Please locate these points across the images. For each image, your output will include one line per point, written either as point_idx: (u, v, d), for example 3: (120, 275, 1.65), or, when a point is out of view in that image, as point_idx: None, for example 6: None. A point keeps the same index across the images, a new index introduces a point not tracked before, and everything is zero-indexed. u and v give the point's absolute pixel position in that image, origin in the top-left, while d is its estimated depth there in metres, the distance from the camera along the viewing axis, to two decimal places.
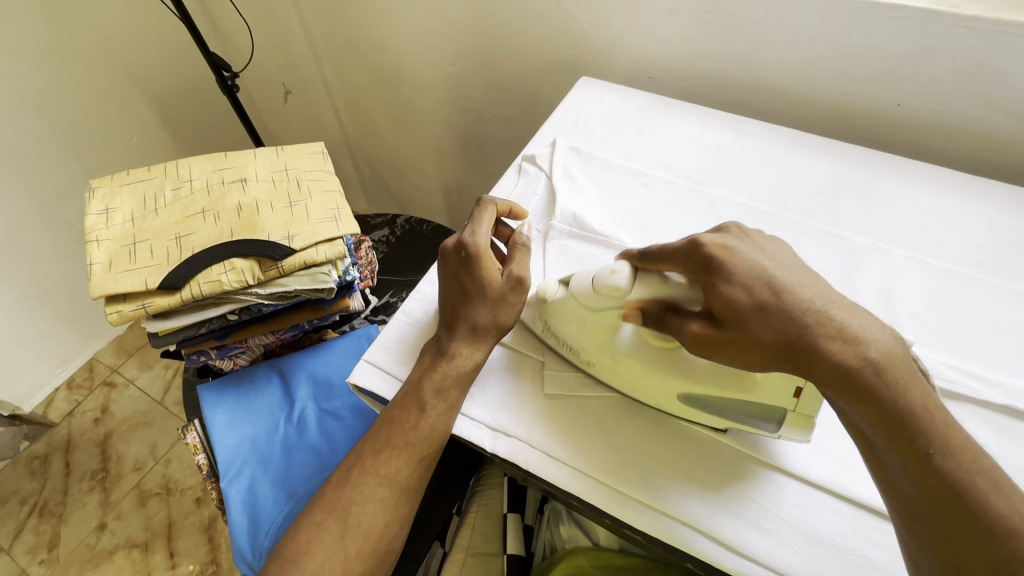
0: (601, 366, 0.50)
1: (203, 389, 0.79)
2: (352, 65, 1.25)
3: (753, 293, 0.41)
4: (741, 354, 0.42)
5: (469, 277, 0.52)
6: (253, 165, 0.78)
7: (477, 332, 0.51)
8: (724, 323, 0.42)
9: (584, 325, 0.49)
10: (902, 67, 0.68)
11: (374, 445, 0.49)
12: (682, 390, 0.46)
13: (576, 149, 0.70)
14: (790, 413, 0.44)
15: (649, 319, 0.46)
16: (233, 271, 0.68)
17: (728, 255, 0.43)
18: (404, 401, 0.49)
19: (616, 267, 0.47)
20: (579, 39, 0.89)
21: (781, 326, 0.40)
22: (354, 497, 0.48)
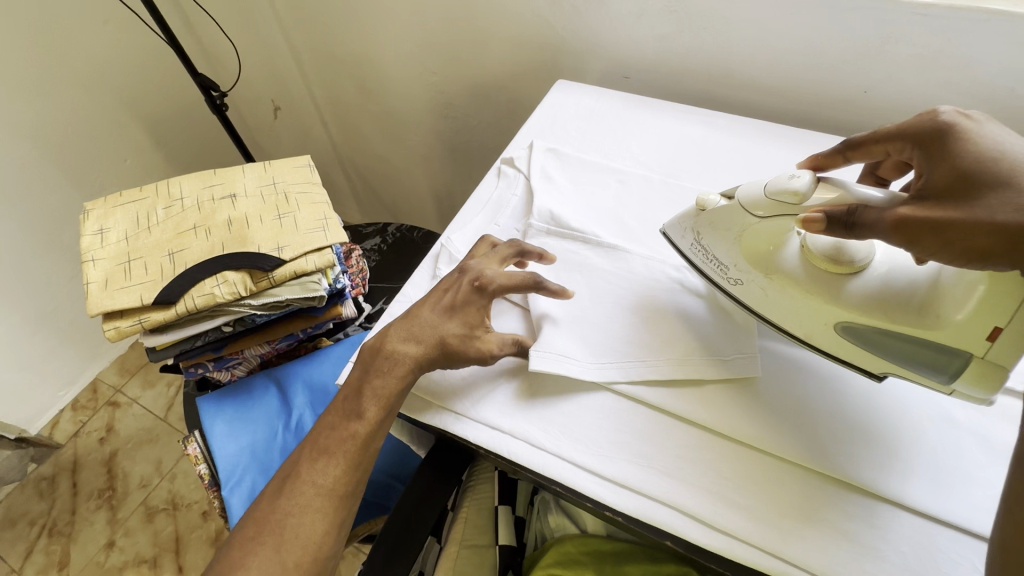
0: (751, 286, 0.51)
1: (202, 401, 0.81)
2: (338, 78, 1.28)
3: (990, 166, 0.39)
4: (957, 241, 0.37)
5: (465, 311, 0.52)
6: (242, 181, 0.80)
7: (429, 351, 0.51)
8: (934, 207, 0.39)
9: (752, 243, 0.51)
10: (864, 55, 0.70)
11: (312, 454, 0.51)
12: (842, 316, 0.46)
13: (552, 150, 0.72)
14: (975, 360, 0.41)
15: (832, 224, 0.43)
16: (225, 283, 0.70)
17: (965, 125, 0.44)
18: (343, 409, 0.52)
19: (799, 175, 0.47)
20: (554, 44, 0.92)
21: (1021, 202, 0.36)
22: (291, 508, 0.49)
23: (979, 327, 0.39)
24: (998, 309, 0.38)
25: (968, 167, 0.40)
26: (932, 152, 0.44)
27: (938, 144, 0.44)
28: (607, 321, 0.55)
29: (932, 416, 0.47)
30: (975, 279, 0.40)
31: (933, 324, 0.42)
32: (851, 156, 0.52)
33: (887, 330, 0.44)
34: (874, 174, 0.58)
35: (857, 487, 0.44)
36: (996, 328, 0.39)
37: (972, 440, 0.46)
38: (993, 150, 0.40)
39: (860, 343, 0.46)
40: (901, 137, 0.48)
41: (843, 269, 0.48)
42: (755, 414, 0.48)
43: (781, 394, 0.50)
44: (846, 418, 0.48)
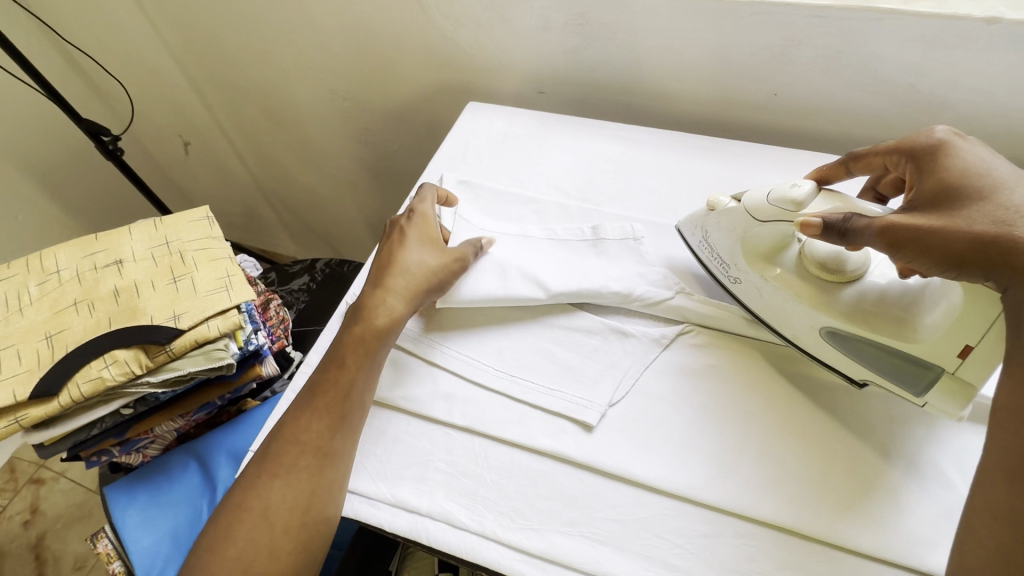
0: (749, 285, 0.51)
1: (111, 490, 0.74)
2: (246, 110, 1.20)
3: (975, 182, 0.40)
4: (937, 249, 0.38)
5: (417, 238, 0.56)
6: (129, 244, 0.72)
7: (403, 284, 0.52)
8: (918, 216, 0.40)
9: (752, 245, 0.50)
10: (770, 59, 0.69)
11: (299, 411, 0.47)
12: (827, 323, 0.47)
13: (464, 182, 0.67)
14: (946, 376, 0.42)
15: (829, 230, 0.42)
16: (115, 364, 0.63)
17: (964, 144, 0.44)
18: (330, 363, 0.49)
19: (800, 183, 0.46)
20: (464, 63, 0.88)
21: (998, 214, 0.37)
22: (281, 468, 0.45)
23: (951, 345, 0.41)
24: (971, 327, 0.40)
25: (953, 183, 0.41)
26: (925, 165, 0.45)
27: (929, 158, 0.45)
28: (525, 373, 0.51)
29: (859, 441, 0.46)
30: (956, 300, 0.41)
31: (909, 336, 0.43)
32: (853, 168, 0.52)
33: (865, 338, 0.45)
34: (875, 189, 0.55)
35: (790, 530, 0.43)
36: (968, 345, 0.40)
37: (898, 461, 0.45)
38: (981, 168, 0.41)
39: (839, 348, 0.47)
40: (896, 151, 0.48)
41: (833, 277, 0.48)
42: (684, 460, 0.46)
43: (712, 435, 0.47)
44: (774, 453, 0.46)
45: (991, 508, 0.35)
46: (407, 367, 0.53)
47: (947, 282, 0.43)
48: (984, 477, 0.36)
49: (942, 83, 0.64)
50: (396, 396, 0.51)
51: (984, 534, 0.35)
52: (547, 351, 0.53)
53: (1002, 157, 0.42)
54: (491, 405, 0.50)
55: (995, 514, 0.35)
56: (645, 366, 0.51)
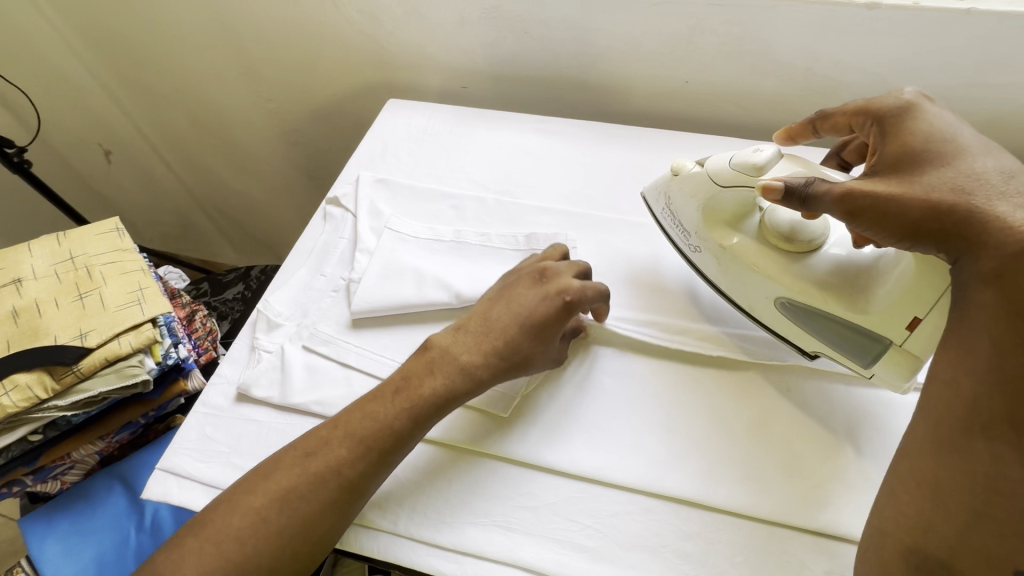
0: (708, 253, 0.52)
1: (27, 522, 0.70)
2: (169, 115, 1.14)
3: (938, 148, 0.41)
4: (896, 219, 0.39)
5: (539, 314, 0.47)
6: (29, 262, 0.68)
7: (493, 345, 0.47)
8: (878, 182, 0.41)
9: (714, 212, 0.51)
10: (677, 48, 0.71)
11: (345, 435, 0.43)
12: (782, 293, 0.48)
13: (381, 180, 0.66)
14: (893, 348, 0.43)
15: (790, 197, 0.44)
16: (15, 390, 0.59)
17: (931, 107, 0.44)
18: (396, 394, 0.45)
19: (762, 149, 0.47)
20: (385, 60, 0.86)
21: (956, 181, 0.38)
22: (302, 496, 0.41)
23: (900, 316, 0.42)
24: (920, 300, 0.41)
25: (917, 147, 0.41)
26: (889, 127, 0.45)
27: (896, 121, 0.44)
28: None
29: (757, 411, 0.49)
30: (908, 268, 0.43)
31: (862, 309, 0.44)
32: (820, 129, 0.52)
33: (818, 309, 0.46)
34: (838, 155, 0.58)
35: (693, 501, 0.44)
36: (915, 318, 0.42)
37: (794, 429, 0.47)
38: (944, 133, 0.42)
39: (795, 320, 0.48)
40: (862, 112, 0.47)
41: (794, 247, 0.48)
42: (593, 444, 0.47)
43: (621, 417, 0.48)
44: (680, 430, 0.48)
45: (916, 477, 0.38)
46: (321, 371, 0.52)
47: (901, 253, 0.44)
48: (912, 448, 0.39)
49: (835, 67, 0.68)
50: (309, 401, 0.50)
51: (909, 502, 0.38)
52: None
53: (964, 122, 0.43)
54: None
55: (919, 483, 0.38)
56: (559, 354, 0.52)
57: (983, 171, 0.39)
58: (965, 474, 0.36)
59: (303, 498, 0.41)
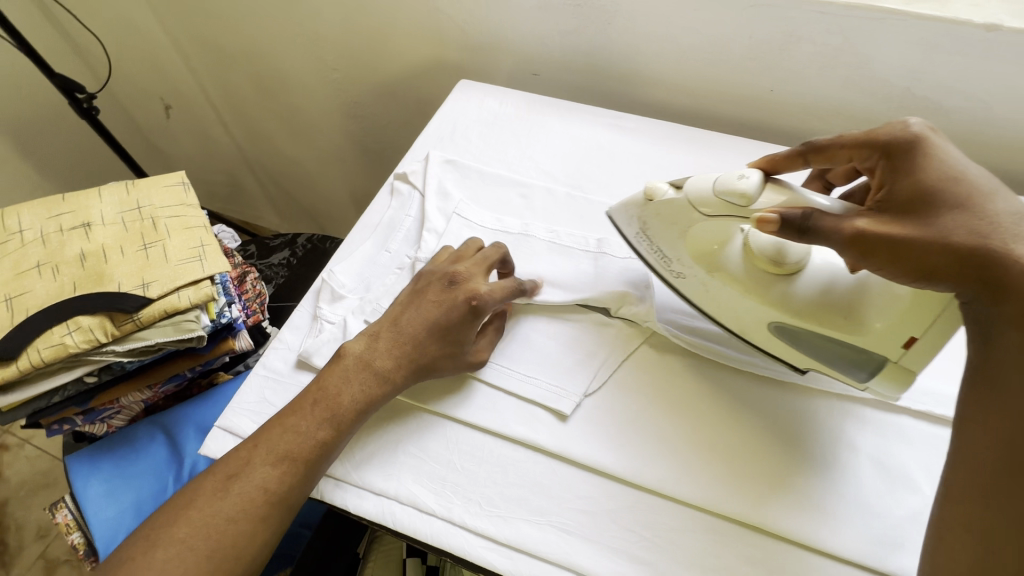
0: (693, 279, 0.50)
1: (72, 461, 0.71)
2: (231, 76, 1.15)
3: (953, 188, 0.38)
4: (908, 258, 0.37)
5: (456, 323, 0.47)
6: (97, 207, 0.69)
7: (407, 353, 0.46)
8: (888, 221, 0.38)
9: (695, 238, 0.48)
10: (769, 54, 0.68)
11: (266, 453, 0.43)
12: (773, 317, 0.46)
13: (450, 161, 0.65)
14: (889, 365, 0.42)
15: (786, 227, 0.40)
16: (78, 331, 0.60)
17: (938, 141, 0.41)
18: (312, 406, 0.44)
19: (749, 174, 0.43)
20: (458, 39, 0.85)
21: (970, 223, 0.36)
22: (228, 519, 0.41)
23: (897, 336, 0.40)
24: (915, 320, 0.40)
25: (929, 185, 0.38)
26: (896, 162, 0.41)
27: (906, 157, 0.41)
28: (505, 359, 0.50)
29: (832, 442, 0.46)
30: (900, 289, 0.41)
31: (855, 331, 0.42)
32: (812, 160, 0.47)
33: (811, 332, 0.44)
34: (821, 178, 0.56)
35: (756, 527, 0.43)
36: (911, 336, 0.40)
37: (869, 466, 0.45)
38: (956, 172, 0.39)
39: (785, 341, 0.46)
40: (864, 142, 0.44)
41: (776, 269, 0.46)
42: (654, 455, 0.45)
43: (685, 429, 0.47)
44: (746, 451, 0.46)
45: None
46: None
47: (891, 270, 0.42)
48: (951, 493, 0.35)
49: (937, 89, 0.64)
50: None
51: (955, 546, 0.34)
52: (527, 336, 0.52)
53: (969, 158, 0.41)
54: (469, 392, 0.49)
55: None
56: (623, 359, 0.51)
57: (1001, 212, 0.36)
58: (1002, 520, 0.32)
59: (228, 521, 0.41)
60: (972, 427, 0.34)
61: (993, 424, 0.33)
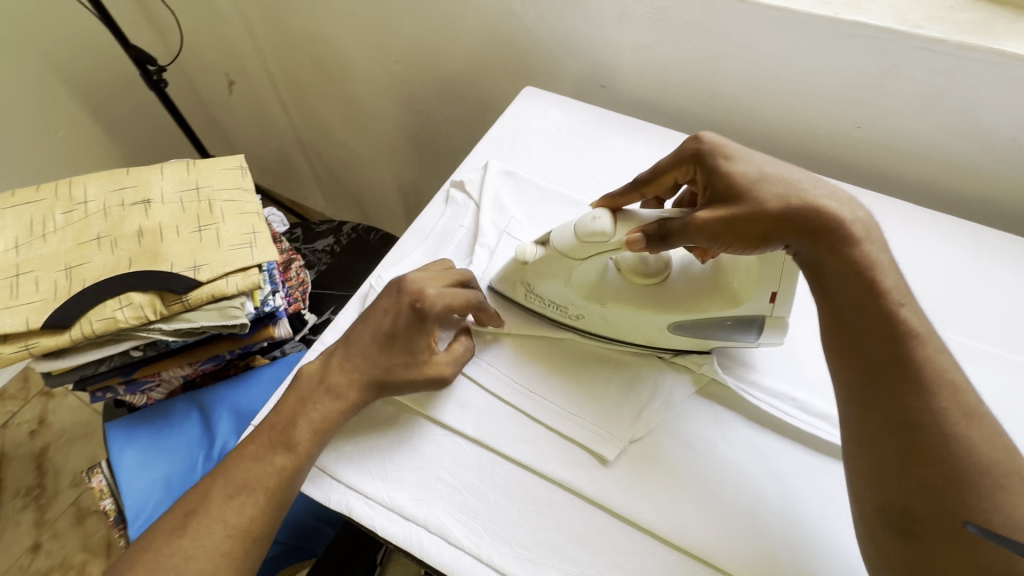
0: (593, 316, 0.50)
1: (112, 429, 0.73)
2: (294, 59, 1.16)
3: (746, 170, 0.45)
4: (745, 232, 0.42)
5: (405, 337, 0.47)
6: (159, 184, 0.70)
7: (360, 367, 0.47)
8: (722, 207, 0.43)
9: (579, 281, 0.49)
10: (863, 89, 0.63)
11: (228, 485, 0.44)
12: (671, 320, 0.47)
13: (509, 172, 0.63)
14: (768, 319, 0.47)
15: (652, 241, 0.43)
16: (129, 306, 0.61)
17: (724, 142, 0.48)
18: (270, 431, 0.45)
19: (599, 213, 0.45)
20: (527, 43, 0.82)
21: (780, 193, 0.43)
22: (189, 551, 0.41)
23: (764, 292, 0.45)
24: (771, 277, 0.45)
25: (731, 172, 0.45)
26: (708, 166, 0.47)
27: (710, 160, 0.47)
28: (551, 393, 0.48)
29: None
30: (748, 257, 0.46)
31: (734, 301, 0.46)
32: (645, 191, 0.52)
33: (704, 317, 0.47)
34: None
35: None
36: (772, 291, 0.45)
37: None
38: (746, 157, 0.46)
39: (688, 335, 0.48)
40: (683, 160, 0.49)
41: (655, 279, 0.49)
42: (700, 516, 0.43)
43: (735, 491, 0.44)
44: (802, 524, 0.42)
45: None
46: None
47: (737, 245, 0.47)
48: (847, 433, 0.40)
49: None
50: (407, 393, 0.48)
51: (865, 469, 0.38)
52: (574, 371, 0.50)
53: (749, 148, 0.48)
54: (509, 423, 0.47)
55: None
56: (673, 406, 0.48)
57: (790, 181, 0.44)
58: (884, 424, 0.38)
59: (194, 558, 0.41)
60: (839, 369, 0.41)
61: (856, 357, 0.40)
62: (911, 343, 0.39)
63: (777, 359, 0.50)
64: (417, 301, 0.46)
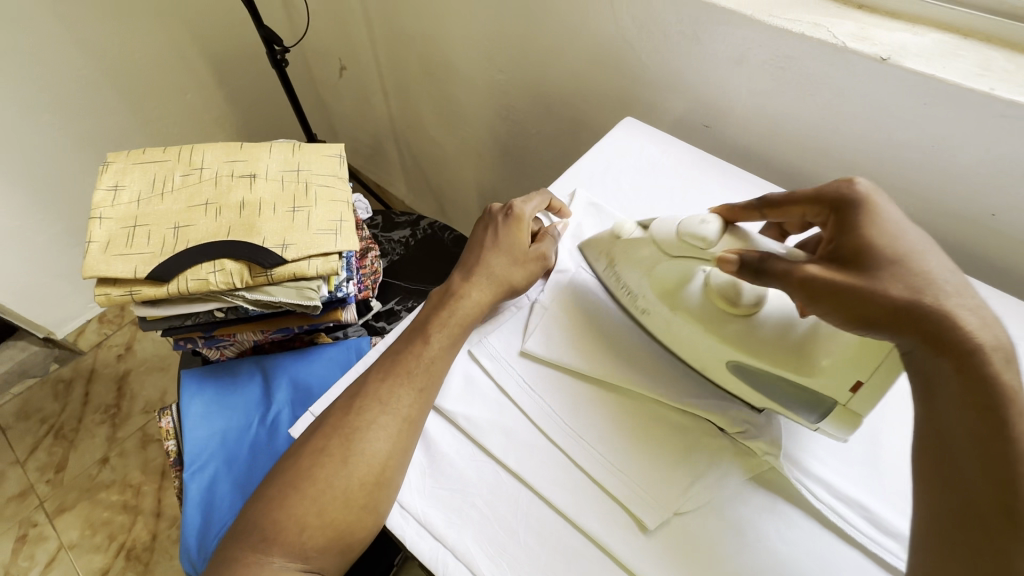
0: (657, 317, 0.51)
1: (186, 376, 0.80)
2: (404, 54, 1.20)
3: (889, 244, 0.39)
4: (848, 304, 0.39)
5: (515, 239, 0.56)
6: (266, 161, 0.75)
7: (480, 266, 0.54)
8: (841, 271, 0.40)
9: (659, 278, 0.51)
10: (1005, 175, 0.57)
11: (382, 380, 0.48)
12: (731, 356, 0.46)
13: (595, 205, 0.63)
14: (840, 407, 0.43)
15: (745, 266, 0.43)
16: (221, 272, 0.66)
17: (880, 202, 0.42)
18: (412, 335, 0.51)
19: (708, 219, 0.46)
20: (632, 72, 0.81)
21: (914, 280, 0.38)
22: (358, 421, 0.46)
23: (844, 380, 0.41)
24: (862, 364, 0.41)
25: (869, 239, 0.40)
26: (845, 220, 0.42)
27: (853, 212, 0.42)
28: (599, 442, 0.47)
29: None
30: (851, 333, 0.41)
31: (808, 371, 0.43)
32: (767, 214, 0.50)
33: (766, 370, 0.45)
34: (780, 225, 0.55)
35: None
36: (858, 380, 0.41)
37: None
38: (895, 231, 0.40)
39: (743, 380, 0.47)
40: (819, 200, 0.45)
41: (728, 306, 0.47)
42: None
43: None
44: None
45: None
46: (477, 384, 0.51)
47: None
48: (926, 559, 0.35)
49: None
50: (457, 412, 0.49)
51: None
52: (627, 424, 0.48)
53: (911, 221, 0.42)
54: (555, 464, 0.46)
55: None
56: (725, 484, 0.45)
57: (933, 271, 0.38)
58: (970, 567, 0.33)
59: (362, 442, 0.45)
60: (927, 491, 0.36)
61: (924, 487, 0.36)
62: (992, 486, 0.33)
63: (852, 458, 0.46)
64: (512, 212, 0.57)
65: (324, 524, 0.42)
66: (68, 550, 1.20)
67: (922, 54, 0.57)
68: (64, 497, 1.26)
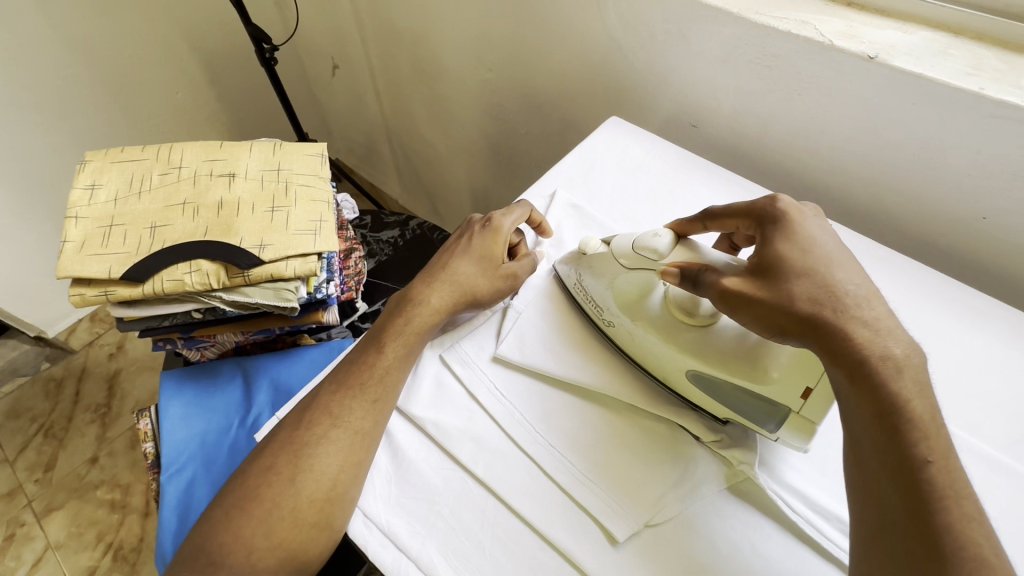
0: (620, 329, 0.49)
1: (166, 377, 0.79)
2: (395, 54, 1.19)
3: (799, 257, 0.40)
4: (761, 315, 0.40)
5: (480, 248, 0.55)
6: (245, 160, 0.74)
7: (445, 276, 0.53)
8: (757, 282, 0.40)
9: (622, 292, 0.49)
10: (996, 177, 0.55)
11: (336, 395, 0.47)
12: (691, 365, 0.45)
13: (575, 206, 0.62)
14: (792, 415, 0.41)
15: (684, 280, 0.43)
16: (197, 272, 0.65)
17: (801, 216, 0.42)
18: (370, 347, 0.50)
19: (662, 232, 0.46)
20: (620, 71, 0.79)
21: (819, 294, 0.38)
22: (308, 436, 0.45)
23: (795, 385, 0.40)
24: (811, 369, 0.40)
25: (781, 253, 0.41)
26: (767, 236, 0.43)
27: (772, 228, 0.43)
28: (570, 450, 0.46)
29: None
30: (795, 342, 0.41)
31: (759, 379, 0.42)
32: (708, 227, 0.49)
33: (725, 380, 0.43)
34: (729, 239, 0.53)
35: None
36: (807, 387, 0.40)
37: None
38: (809, 244, 0.41)
39: (703, 391, 0.45)
40: (748, 216, 0.45)
41: (687, 318, 0.46)
42: None
43: None
44: None
45: None
46: (447, 390, 0.50)
47: None
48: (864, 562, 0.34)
49: None
50: (425, 418, 0.48)
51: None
52: (602, 431, 0.47)
53: (833, 235, 0.42)
54: (523, 473, 0.45)
55: None
56: (699, 495, 0.44)
57: (840, 284, 0.39)
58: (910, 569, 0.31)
59: (311, 459, 0.44)
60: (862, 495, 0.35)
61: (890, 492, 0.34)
62: (955, 500, 0.32)
63: (831, 469, 0.45)
64: (489, 221, 0.57)
65: (273, 545, 0.41)
66: (55, 550, 1.20)
67: (911, 52, 0.56)
68: (52, 497, 1.26)
